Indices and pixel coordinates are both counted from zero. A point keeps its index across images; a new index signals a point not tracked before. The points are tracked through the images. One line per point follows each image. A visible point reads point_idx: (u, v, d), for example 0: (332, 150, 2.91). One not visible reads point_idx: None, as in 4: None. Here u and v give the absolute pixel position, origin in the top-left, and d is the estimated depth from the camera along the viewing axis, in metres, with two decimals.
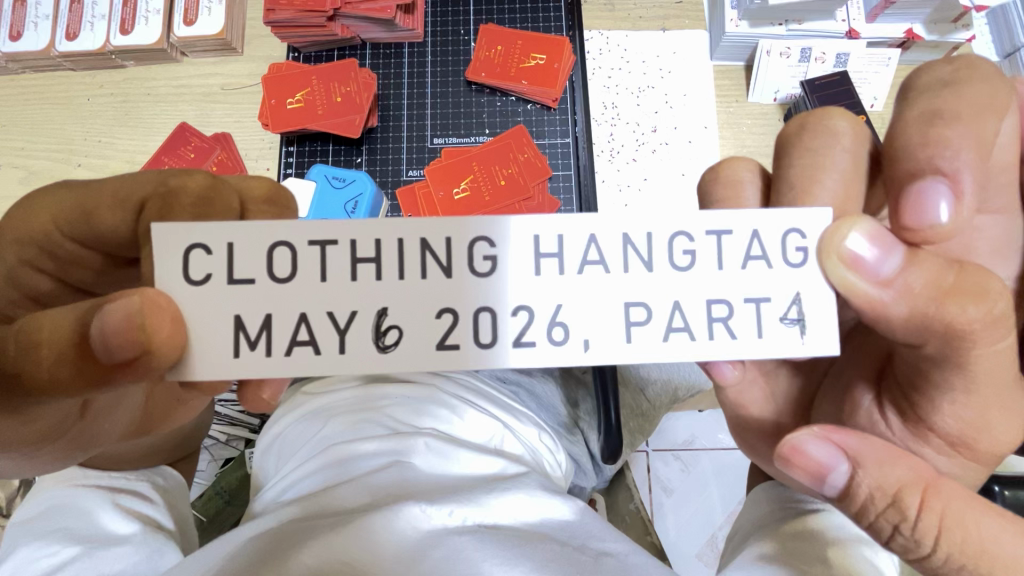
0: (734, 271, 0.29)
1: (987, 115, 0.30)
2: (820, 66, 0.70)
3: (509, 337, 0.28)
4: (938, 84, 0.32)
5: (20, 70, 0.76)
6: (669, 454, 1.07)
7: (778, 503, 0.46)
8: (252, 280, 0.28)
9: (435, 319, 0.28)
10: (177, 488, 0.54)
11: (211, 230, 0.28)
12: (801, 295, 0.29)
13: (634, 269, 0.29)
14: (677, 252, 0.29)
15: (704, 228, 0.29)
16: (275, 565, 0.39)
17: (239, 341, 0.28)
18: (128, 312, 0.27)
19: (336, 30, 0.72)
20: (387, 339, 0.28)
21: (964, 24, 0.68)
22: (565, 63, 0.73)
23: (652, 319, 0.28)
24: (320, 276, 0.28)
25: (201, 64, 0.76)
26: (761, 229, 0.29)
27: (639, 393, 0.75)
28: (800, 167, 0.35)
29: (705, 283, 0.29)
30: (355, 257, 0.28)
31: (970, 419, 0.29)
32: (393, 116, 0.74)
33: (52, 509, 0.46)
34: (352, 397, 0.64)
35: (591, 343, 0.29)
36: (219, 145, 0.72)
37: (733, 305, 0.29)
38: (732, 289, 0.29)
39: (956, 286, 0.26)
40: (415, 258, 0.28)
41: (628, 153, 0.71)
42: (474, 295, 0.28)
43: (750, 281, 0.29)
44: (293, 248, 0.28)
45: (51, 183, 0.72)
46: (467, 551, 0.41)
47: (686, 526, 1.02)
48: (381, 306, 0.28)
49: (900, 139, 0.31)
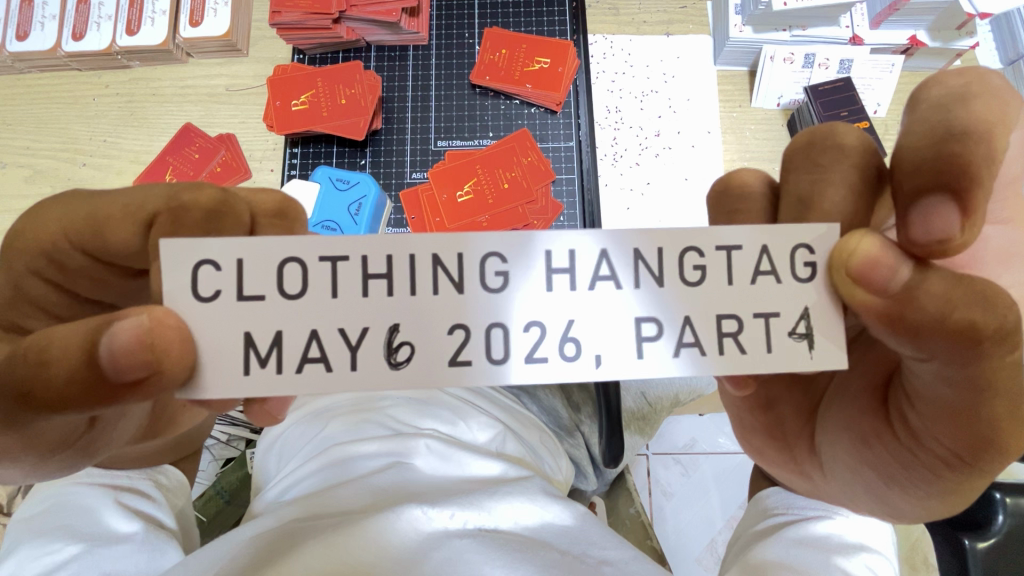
0: (743, 287, 0.29)
1: (1001, 123, 0.28)
2: (824, 72, 0.70)
3: (520, 353, 0.28)
4: (951, 94, 0.29)
5: (26, 70, 0.76)
6: (669, 458, 1.07)
7: (777, 509, 0.46)
8: (263, 296, 0.28)
9: (446, 335, 0.29)
10: (177, 487, 0.55)
11: (221, 247, 0.28)
12: (809, 310, 0.29)
13: (645, 285, 0.29)
14: (687, 267, 0.29)
15: (714, 244, 0.29)
16: (276, 566, 0.40)
17: (250, 358, 0.28)
18: (137, 331, 0.27)
19: (342, 32, 0.72)
20: (399, 356, 0.28)
21: (968, 32, 0.68)
22: (569, 67, 0.73)
23: (662, 334, 0.29)
24: (331, 293, 0.28)
25: (206, 64, 0.76)
26: (770, 244, 0.29)
27: (639, 396, 0.75)
28: (807, 181, 0.35)
29: (716, 298, 0.29)
30: (366, 274, 0.28)
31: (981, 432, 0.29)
32: (397, 118, 0.74)
33: (52, 506, 0.46)
34: (354, 399, 0.65)
35: (603, 359, 0.29)
36: (224, 146, 0.73)
37: (743, 320, 0.29)
38: (742, 305, 0.29)
39: (966, 303, 0.26)
40: (426, 273, 0.28)
41: (631, 157, 0.71)
42: (485, 312, 0.29)
43: (759, 297, 0.29)
44: (304, 265, 0.28)
45: (56, 182, 0.73)
46: (469, 554, 0.42)
47: (686, 530, 1.02)
48: (393, 323, 0.28)
49: (908, 153, 0.29)
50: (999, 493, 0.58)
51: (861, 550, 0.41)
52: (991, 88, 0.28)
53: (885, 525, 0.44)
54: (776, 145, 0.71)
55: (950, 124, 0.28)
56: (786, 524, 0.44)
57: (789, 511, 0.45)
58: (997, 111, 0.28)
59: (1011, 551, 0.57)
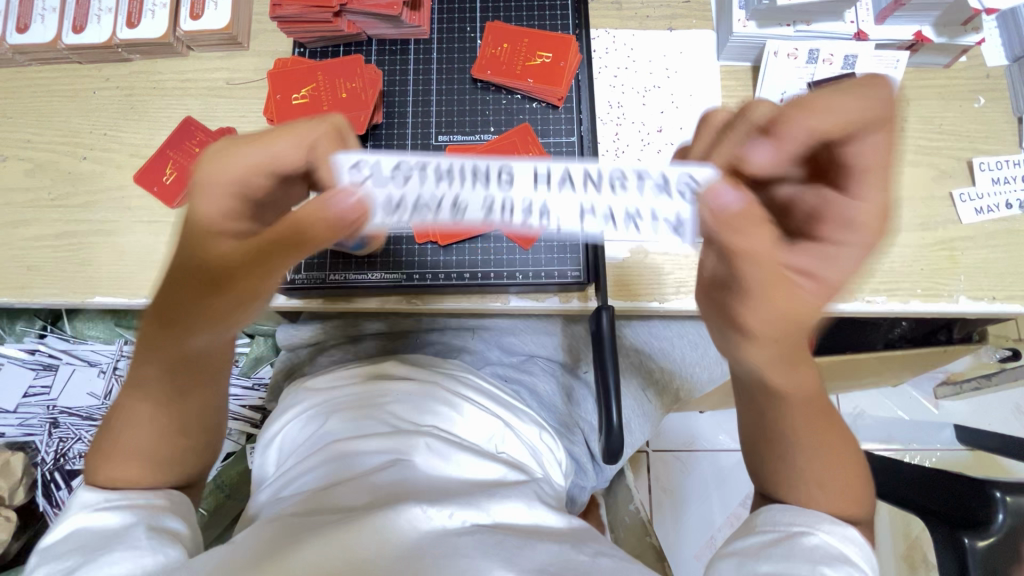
0: (649, 195, 0.46)
1: (848, 115, 0.40)
2: (829, 68, 0.68)
3: (479, 209, 0.45)
4: (834, 87, 0.42)
5: (27, 62, 0.76)
6: (669, 456, 1.11)
7: (764, 526, 0.46)
8: (363, 179, 0.45)
9: (446, 210, 0.45)
10: (183, 498, 0.51)
11: (351, 154, 0.46)
12: (682, 215, 0.46)
13: (589, 186, 0.46)
14: (617, 181, 0.46)
15: (634, 168, 0.46)
16: (280, 560, 0.41)
17: (358, 207, 0.45)
18: (321, 216, 0.44)
19: (343, 25, 0.72)
20: (429, 212, 0.45)
21: (974, 28, 0.67)
22: (571, 62, 0.72)
23: (593, 214, 0.46)
24: (399, 183, 0.45)
25: (207, 58, 0.76)
26: (666, 173, 0.46)
27: (642, 393, 0.75)
28: (722, 134, 0.48)
29: (629, 198, 0.46)
30: (424, 173, 0.45)
31: (763, 314, 0.44)
32: (399, 112, 0.74)
33: (63, 530, 0.45)
34: (354, 395, 0.67)
35: (537, 212, 0.46)
36: (225, 139, 0.72)
37: (646, 211, 0.46)
38: (647, 204, 0.46)
39: (749, 209, 0.42)
40: (459, 170, 0.45)
41: (633, 153, 0.71)
42: (475, 198, 0.45)
43: (662, 202, 0.46)
44: (388, 162, 0.45)
45: (57, 175, 0.73)
46: (470, 553, 0.43)
47: (685, 527, 1.06)
48: (424, 208, 0.45)
49: (780, 114, 0.43)
50: (999, 492, 0.64)
51: (848, 563, 0.42)
52: (865, 88, 0.41)
53: (866, 540, 0.45)
54: None
55: (809, 98, 0.42)
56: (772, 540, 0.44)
57: (775, 527, 0.45)
58: (854, 106, 0.40)
59: (1013, 548, 0.62)
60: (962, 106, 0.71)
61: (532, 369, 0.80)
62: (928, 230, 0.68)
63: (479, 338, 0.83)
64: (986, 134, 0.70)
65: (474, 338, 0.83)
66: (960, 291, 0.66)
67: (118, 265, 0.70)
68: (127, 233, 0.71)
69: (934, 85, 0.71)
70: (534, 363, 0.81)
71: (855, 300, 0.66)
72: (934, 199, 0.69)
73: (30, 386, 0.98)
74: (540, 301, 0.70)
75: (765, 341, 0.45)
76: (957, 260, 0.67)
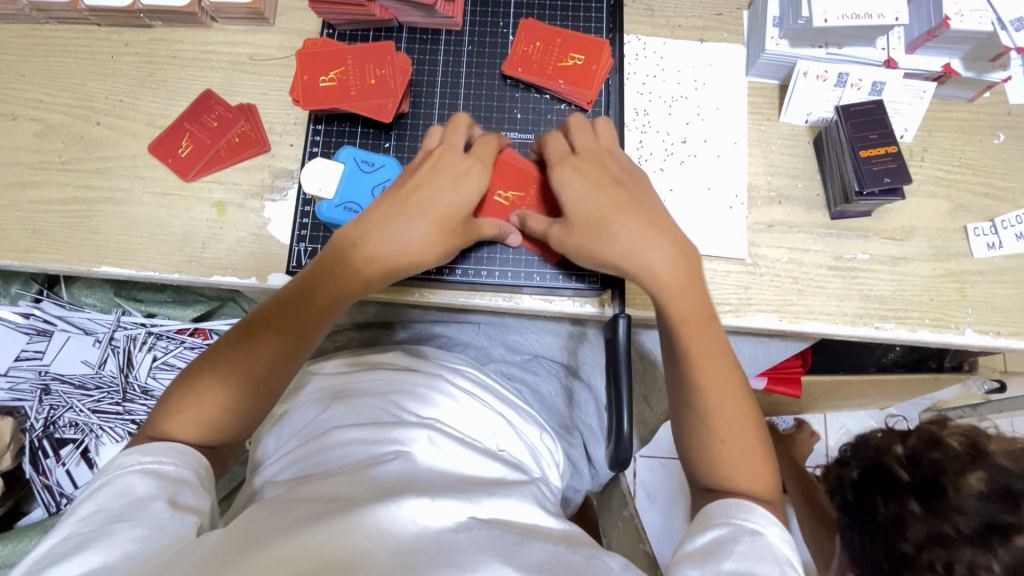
0: (797, 111, 0.71)
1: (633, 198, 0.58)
2: (856, 92, 0.68)
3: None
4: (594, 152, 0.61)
5: (45, 20, 0.74)
6: (656, 461, 1.29)
7: (720, 518, 0.48)
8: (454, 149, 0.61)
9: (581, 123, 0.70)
10: (206, 471, 0.51)
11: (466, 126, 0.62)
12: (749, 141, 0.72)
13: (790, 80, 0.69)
14: (804, 101, 0.70)
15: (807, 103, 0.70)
16: (278, 539, 0.41)
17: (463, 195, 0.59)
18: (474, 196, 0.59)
19: (375, 10, 0.70)
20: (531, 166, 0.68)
21: (1001, 65, 0.67)
22: (603, 66, 0.70)
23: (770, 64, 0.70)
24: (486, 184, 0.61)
25: (231, 31, 0.74)
26: (811, 111, 0.71)
27: (643, 403, 0.80)
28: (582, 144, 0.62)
29: (800, 108, 0.71)
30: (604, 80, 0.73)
31: (602, 220, 0.56)
32: (425, 102, 0.72)
33: (96, 487, 0.46)
34: (367, 380, 0.67)
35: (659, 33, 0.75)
36: (244, 115, 0.71)
37: (800, 110, 0.71)
38: (799, 107, 0.71)
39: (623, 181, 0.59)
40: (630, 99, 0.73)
41: (656, 162, 0.71)
42: None
43: (788, 114, 0.72)
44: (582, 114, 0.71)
45: (68, 139, 0.71)
46: (467, 546, 0.43)
47: (666, 529, 1.24)
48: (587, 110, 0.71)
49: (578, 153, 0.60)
50: None
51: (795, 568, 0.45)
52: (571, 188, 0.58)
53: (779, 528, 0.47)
54: (802, 162, 0.71)
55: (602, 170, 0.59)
56: (750, 532, 0.46)
57: (730, 521, 0.48)
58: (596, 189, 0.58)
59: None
60: (983, 141, 0.72)
61: (537, 369, 0.80)
62: (940, 261, 0.69)
63: (484, 334, 0.82)
64: (1003, 170, 0.71)
65: (478, 332, 0.82)
66: (967, 324, 0.67)
67: (127, 236, 0.68)
68: (137, 203, 0.69)
69: (955, 118, 0.72)
70: (539, 364, 0.81)
71: (864, 326, 0.67)
72: (949, 232, 0.69)
73: (22, 350, 0.96)
74: (550, 301, 0.69)
75: (618, 244, 0.56)
76: (966, 294, 0.68)
